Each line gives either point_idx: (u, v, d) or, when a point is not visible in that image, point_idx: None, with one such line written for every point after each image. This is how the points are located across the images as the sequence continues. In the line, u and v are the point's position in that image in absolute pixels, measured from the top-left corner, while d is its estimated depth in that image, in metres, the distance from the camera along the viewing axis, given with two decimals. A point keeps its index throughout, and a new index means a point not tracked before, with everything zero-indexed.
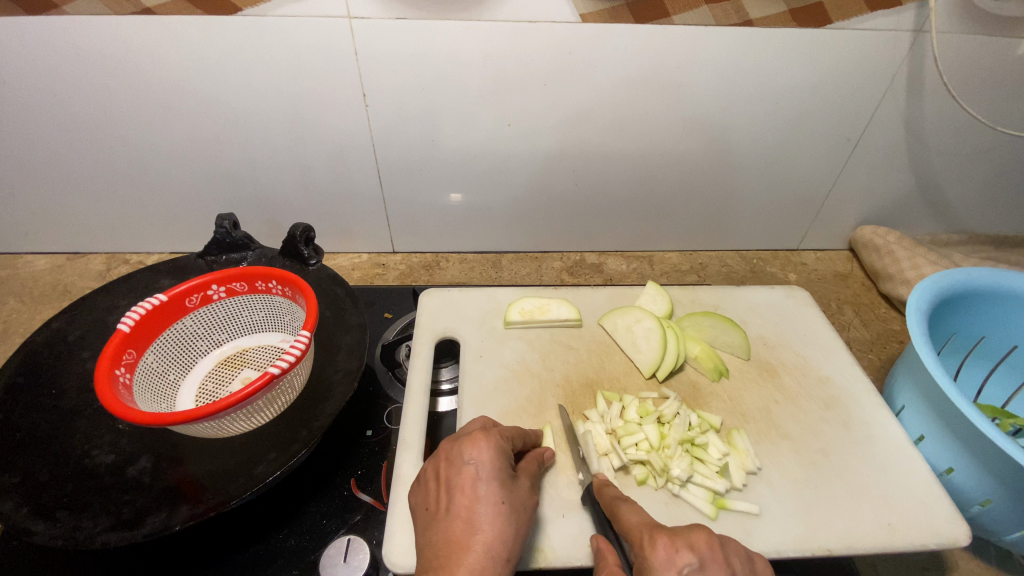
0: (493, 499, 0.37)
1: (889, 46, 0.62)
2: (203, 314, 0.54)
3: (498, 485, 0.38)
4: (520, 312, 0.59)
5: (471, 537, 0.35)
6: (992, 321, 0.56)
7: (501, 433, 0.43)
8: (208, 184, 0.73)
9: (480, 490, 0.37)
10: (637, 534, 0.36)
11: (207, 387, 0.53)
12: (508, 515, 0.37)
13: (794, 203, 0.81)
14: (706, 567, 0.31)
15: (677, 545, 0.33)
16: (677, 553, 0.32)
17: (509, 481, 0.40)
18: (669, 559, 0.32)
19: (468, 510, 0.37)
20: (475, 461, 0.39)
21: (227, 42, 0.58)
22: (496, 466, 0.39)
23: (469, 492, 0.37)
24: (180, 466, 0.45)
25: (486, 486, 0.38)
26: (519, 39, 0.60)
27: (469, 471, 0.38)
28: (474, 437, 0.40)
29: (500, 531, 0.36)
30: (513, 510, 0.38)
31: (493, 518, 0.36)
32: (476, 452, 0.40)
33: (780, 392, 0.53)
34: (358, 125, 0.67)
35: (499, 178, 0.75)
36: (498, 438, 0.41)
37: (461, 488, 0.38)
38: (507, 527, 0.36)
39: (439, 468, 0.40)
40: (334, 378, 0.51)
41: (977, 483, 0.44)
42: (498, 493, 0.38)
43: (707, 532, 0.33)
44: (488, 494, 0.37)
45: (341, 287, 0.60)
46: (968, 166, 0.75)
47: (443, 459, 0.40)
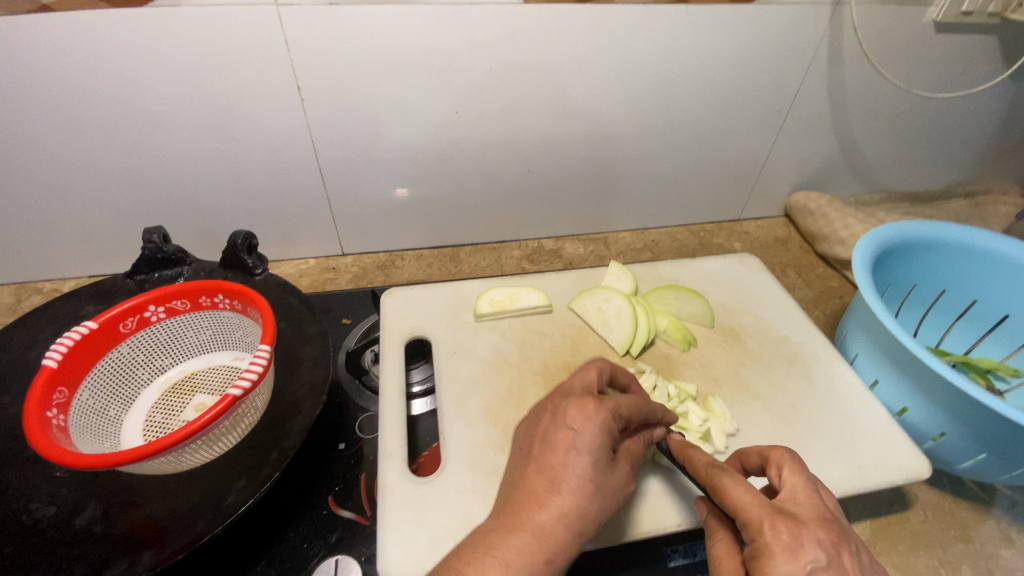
0: (582, 474, 0.37)
1: (812, 19, 0.66)
2: (142, 340, 0.49)
3: (592, 462, 0.37)
4: (490, 303, 0.58)
5: (550, 499, 0.36)
6: (924, 270, 0.61)
7: (615, 401, 0.40)
8: (126, 198, 0.66)
9: (569, 462, 0.37)
10: (752, 517, 0.30)
11: (155, 418, 0.47)
12: (594, 493, 0.36)
13: (737, 174, 0.84)
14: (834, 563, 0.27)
15: (800, 538, 0.29)
16: (801, 548, 0.28)
17: (609, 460, 0.38)
18: (791, 552, 0.28)
19: (554, 473, 0.37)
20: (579, 430, 0.38)
21: (141, 36, 0.53)
22: (597, 444, 0.37)
23: (562, 457, 0.37)
24: (135, 509, 0.40)
25: (579, 461, 0.37)
26: (462, 22, 0.59)
27: (566, 439, 0.38)
28: (587, 407, 0.38)
29: (578, 504, 0.36)
30: (602, 487, 0.37)
31: (576, 489, 0.36)
32: (580, 422, 0.38)
33: (746, 354, 0.55)
34: (295, 123, 0.63)
35: (450, 168, 0.73)
36: (610, 411, 0.39)
37: (555, 450, 0.38)
38: (587, 503, 0.36)
39: (544, 423, 0.40)
40: (300, 393, 0.48)
41: (931, 419, 0.48)
42: (589, 471, 0.37)
43: (828, 529, 0.29)
44: (580, 467, 0.37)
45: (294, 295, 0.56)
46: (883, 129, 0.82)
47: (550, 418, 0.40)
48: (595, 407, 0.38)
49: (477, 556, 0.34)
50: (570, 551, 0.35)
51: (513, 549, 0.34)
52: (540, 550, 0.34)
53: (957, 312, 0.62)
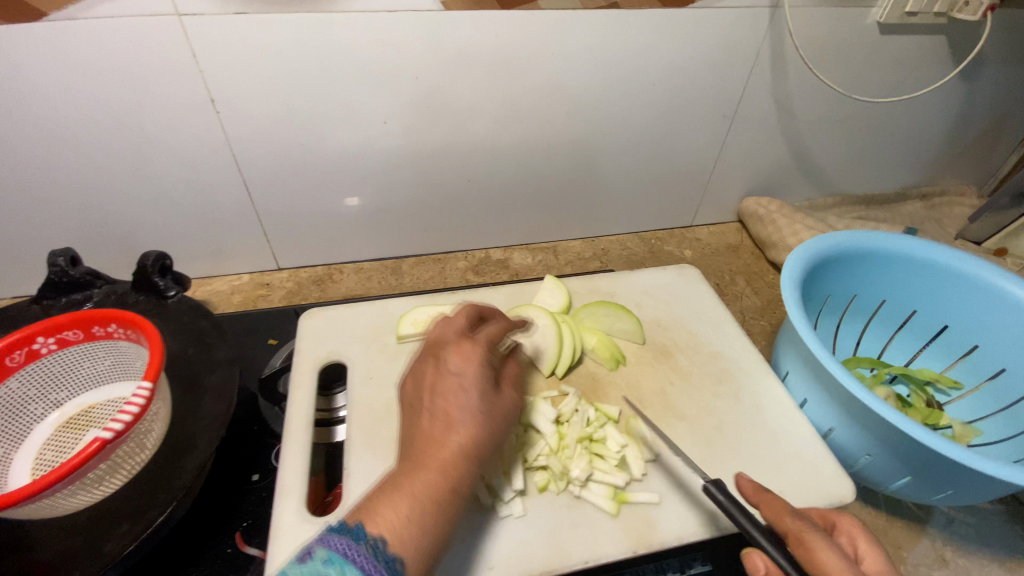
0: (471, 407, 0.39)
1: (751, 23, 0.64)
2: (31, 373, 0.46)
3: (477, 394, 0.39)
4: (413, 324, 0.56)
5: (446, 432, 0.37)
6: (863, 280, 0.59)
7: (488, 343, 0.44)
8: (38, 216, 0.63)
9: (459, 399, 0.39)
10: None
11: (46, 455, 0.45)
12: (485, 421, 0.39)
13: (686, 179, 0.82)
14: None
15: None
16: None
17: (491, 392, 0.41)
18: None
19: (446, 413, 0.38)
20: (458, 370, 0.41)
21: (33, 50, 0.50)
22: (478, 378, 0.40)
23: (450, 395, 0.39)
24: (25, 554, 0.39)
25: (466, 396, 0.39)
26: (381, 30, 0.56)
27: (451, 380, 0.40)
28: (462, 350, 0.42)
29: (474, 431, 0.38)
30: (491, 416, 0.39)
31: (469, 421, 0.38)
32: (461, 362, 0.41)
33: (676, 372, 0.53)
34: (213, 136, 0.60)
35: (385, 179, 0.71)
36: (484, 350, 0.42)
37: (443, 392, 0.40)
38: (481, 431, 0.38)
39: (428, 372, 0.42)
40: (199, 426, 0.45)
41: (857, 440, 0.47)
42: (476, 403, 0.39)
43: None
44: (467, 402, 0.39)
45: (205, 319, 0.54)
46: (833, 132, 0.80)
47: (433, 365, 0.42)
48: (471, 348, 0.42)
49: (385, 502, 0.34)
50: (471, 480, 0.37)
51: (418, 484, 0.35)
52: (444, 480, 0.35)
53: (897, 322, 0.61)
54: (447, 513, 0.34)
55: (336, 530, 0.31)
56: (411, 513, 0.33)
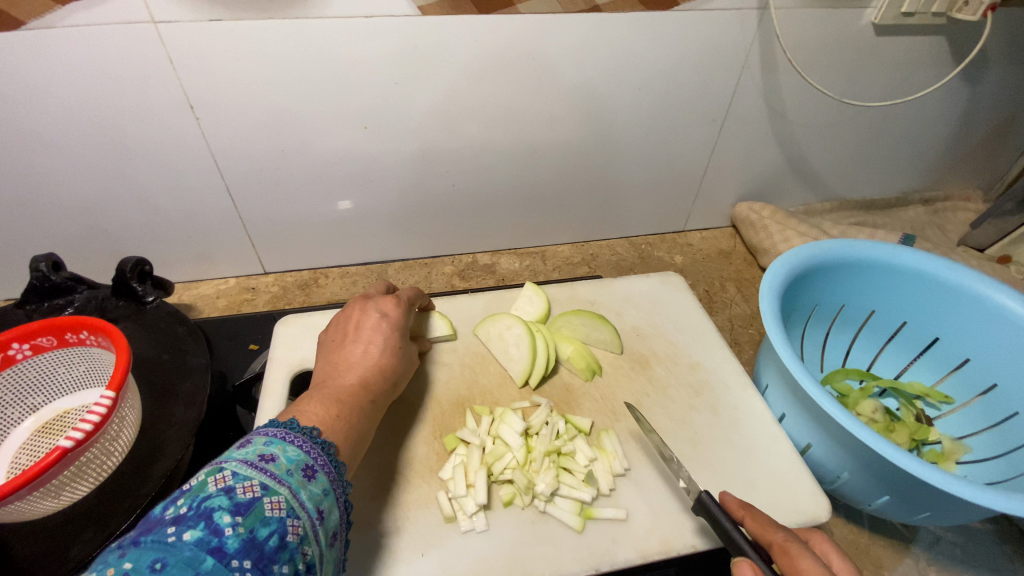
0: (392, 342, 0.46)
1: (738, 26, 0.63)
2: (7, 378, 0.47)
3: (397, 332, 0.47)
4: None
5: (366, 358, 0.44)
6: (851, 290, 0.58)
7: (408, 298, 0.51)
8: (25, 221, 0.64)
9: (382, 333, 0.46)
10: None
11: (21, 459, 0.46)
12: (400, 355, 0.46)
13: (677, 184, 0.81)
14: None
15: None
16: None
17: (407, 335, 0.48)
18: None
19: (368, 344, 0.45)
20: (382, 311, 0.48)
21: (10, 58, 0.50)
22: (399, 320, 0.48)
23: (372, 332, 0.46)
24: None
25: (388, 332, 0.46)
26: (358, 36, 0.55)
27: (376, 319, 0.46)
28: (388, 297, 0.49)
29: (390, 363, 0.45)
30: (405, 353, 0.47)
31: (387, 351, 0.45)
32: (387, 307, 0.48)
33: (652, 384, 0.52)
34: (193, 142, 0.61)
35: (368, 184, 0.71)
36: (405, 301, 0.50)
37: (367, 328, 0.46)
38: (397, 362, 0.45)
39: (353, 313, 0.47)
40: (168, 434, 0.45)
41: (834, 457, 0.46)
42: (395, 339, 0.46)
43: None
44: (389, 337, 0.46)
45: (182, 324, 0.54)
46: (828, 136, 0.79)
47: (357, 308, 0.48)
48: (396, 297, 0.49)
49: (312, 401, 0.39)
50: (384, 400, 0.43)
51: (342, 393, 0.40)
52: (364, 394, 0.41)
53: (887, 334, 0.60)
54: (366, 417, 0.40)
55: (274, 425, 0.34)
56: (335, 409, 0.39)
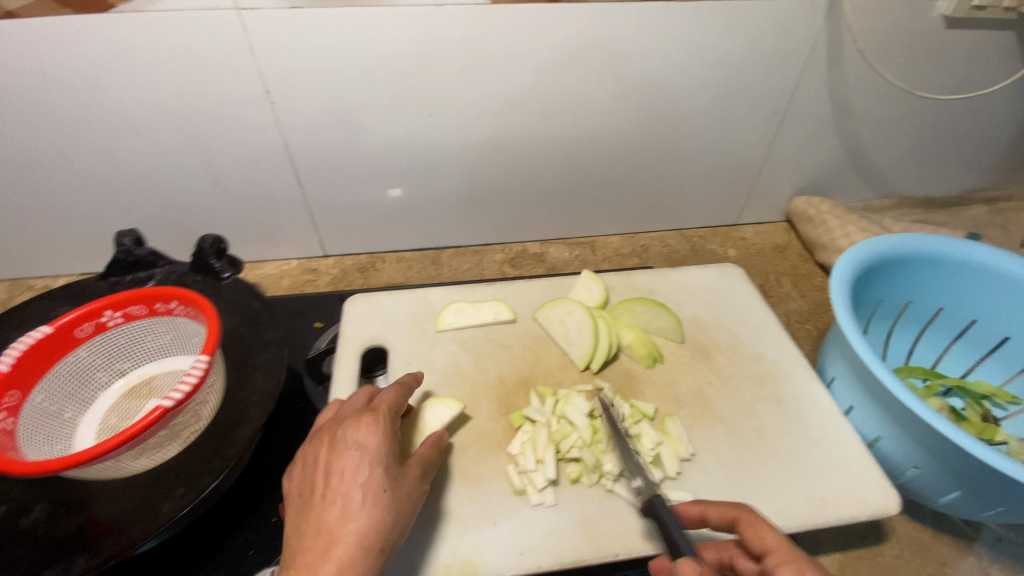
0: (374, 487, 0.36)
1: (807, 15, 0.62)
2: (100, 344, 0.49)
3: (381, 470, 0.37)
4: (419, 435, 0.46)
5: (342, 525, 0.34)
6: (919, 285, 0.57)
7: (392, 410, 0.41)
8: (109, 198, 0.68)
9: (360, 478, 0.36)
10: None
11: (109, 421, 0.48)
12: (389, 502, 0.36)
13: (731, 177, 0.80)
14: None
15: None
16: None
17: (396, 467, 0.38)
18: None
19: (344, 499, 0.35)
20: (358, 441, 0.38)
21: (106, 42, 0.53)
22: (382, 451, 0.38)
23: (348, 479, 0.36)
24: (85, 511, 0.42)
25: (368, 473, 0.36)
26: (429, 24, 0.57)
27: (351, 457, 0.37)
28: (362, 418, 0.39)
29: (377, 515, 0.35)
30: (396, 495, 0.37)
31: (369, 506, 0.35)
32: (362, 436, 0.38)
33: (714, 373, 0.52)
34: (266, 126, 0.63)
35: (428, 171, 0.72)
36: (388, 419, 0.40)
37: (341, 474, 0.36)
38: (384, 516, 0.35)
39: (321, 451, 0.38)
40: (250, 401, 0.48)
41: (904, 451, 0.45)
42: (379, 480, 0.36)
43: None
44: (369, 481, 0.36)
45: (257, 300, 0.56)
46: (892, 131, 0.77)
47: (326, 443, 0.39)
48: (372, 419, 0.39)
49: None
50: None
51: None
52: None
53: (954, 332, 0.58)
54: None
55: None
56: None
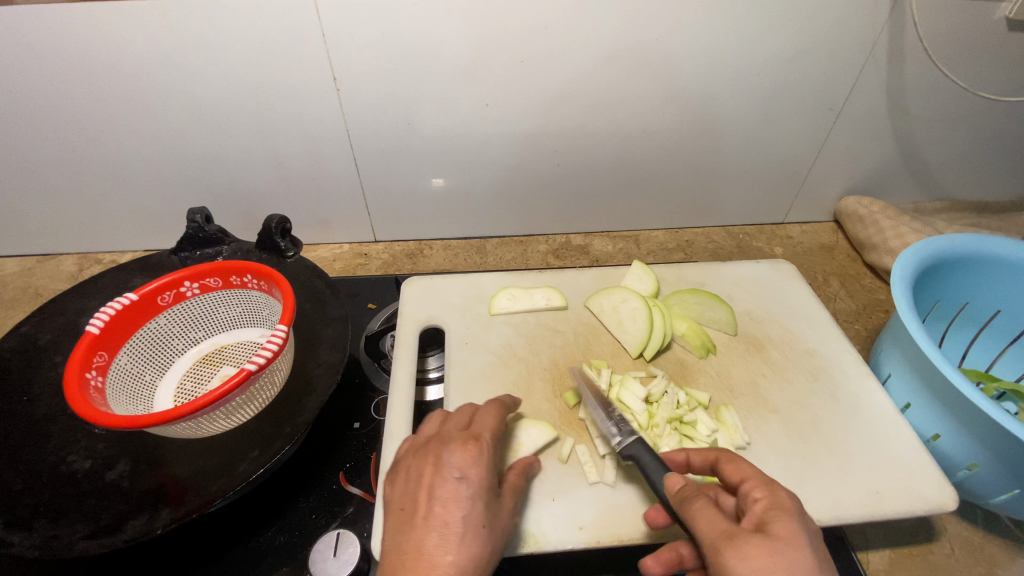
0: (474, 519, 0.35)
1: (870, 12, 0.61)
2: (177, 312, 0.52)
3: (482, 505, 0.36)
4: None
5: (441, 555, 0.33)
6: (977, 287, 0.56)
7: (493, 437, 0.40)
8: (179, 177, 0.71)
9: (463, 507, 0.35)
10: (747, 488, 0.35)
11: (185, 386, 0.51)
12: (485, 538, 0.35)
13: (780, 175, 0.80)
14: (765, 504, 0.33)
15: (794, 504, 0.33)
16: None
17: (493, 501, 0.37)
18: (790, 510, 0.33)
19: (445, 526, 0.34)
20: (463, 468, 0.37)
21: (186, 27, 0.56)
22: (485, 483, 0.37)
23: (451, 505, 0.35)
24: (161, 468, 0.44)
25: (470, 505, 0.35)
26: (493, 15, 0.58)
27: (455, 484, 0.36)
28: (468, 442, 0.38)
29: (475, 550, 0.34)
30: (492, 532, 0.36)
31: (469, 537, 0.34)
32: (466, 463, 0.37)
33: (768, 366, 0.52)
34: (329, 112, 0.65)
35: (479, 161, 0.74)
36: (490, 448, 0.39)
37: (444, 499, 0.35)
38: (482, 551, 0.34)
39: (426, 469, 0.37)
40: (317, 372, 0.50)
41: (963, 449, 0.45)
42: (479, 515, 0.35)
43: None
44: (471, 513, 0.35)
45: (321, 279, 0.59)
46: (949, 132, 0.75)
47: (430, 460, 0.37)
48: (478, 448, 0.37)
49: None
50: None
51: None
52: None
53: (1012, 336, 0.57)
54: None
55: None
56: None
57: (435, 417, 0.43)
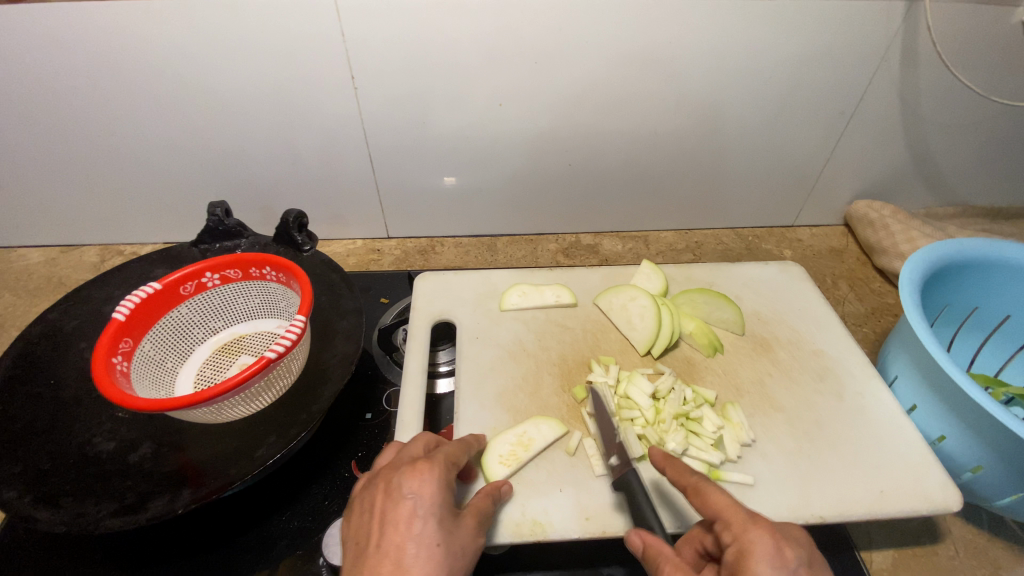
0: (429, 540, 0.34)
1: (883, 17, 0.61)
2: (198, 302, 0.54)
3: (436, 524, 0.35)
4: (501, 461, 0.46)
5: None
6: (986, 292, 0.56)
7: (447, 457, 0.39)
8: (200, 172, 0.73)
9: (413, 530, 0.34)
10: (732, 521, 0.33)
11: (205, 372, 0.52)
12: (443, 559, 0.33)
13: (790, 177, 0.80)
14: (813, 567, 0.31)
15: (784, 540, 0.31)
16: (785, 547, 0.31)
17: (451, 519, 0.36)
18: (779, 555, 0.30)
19: (397, 550, 0.33)
20: (414, 490, 0.36)
21: (210, 26, 0.57)
22: (438, 502, 0.35)
23: (403, 530, 0.34)
24: (181, 452, 0.45)
25: (423, 526, 0.34)
26: (508, 17, 0.59)
27: (406, 507, 0.35)
28: (419, 464, 0.37)
29: (432, 573, 0.32)
30: (451, 552, 0.34)
31: (425, 561, 0.33)
32: (417, 484, 0.36)
33: (775, 365, 0.53)
34: (346, 110, 0.67)
35: (492, 159, 0.75)
36: (444, 467, 0.38)
37: (395, 524, 0.34)
38: (439, 573, 0.33)
39: (376, 496, 0.36)
40: (332, 362, 0.51)
41: (969, 450, 0.45)
42: (434, 534, 0.34)
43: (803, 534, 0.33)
44: (423, 535, 0.34)
45: (336, 272, 0.60)
46: (963, 137, 0.75)
47: (381, 487, 0.37)
48: (428, 467, 0.37)
49: None
50: None
51: None
52: None
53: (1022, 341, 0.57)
54: None
55: None
56: None
57: (393, 447, 0.43)
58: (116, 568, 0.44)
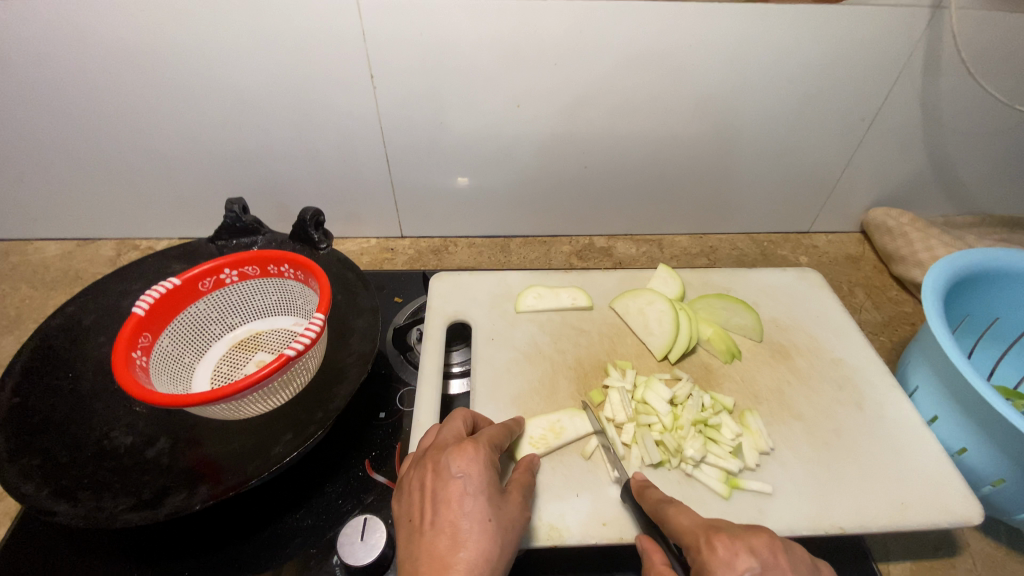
0: (480, 515, 0.35)
1: (906, 24, 0.61)
2: (216, 298, 0.54)
3: (485, 500, 0.36)
4: (530, 443, 0.47)
5: (453, 555, 0.33)
6: (1008, 303, 0.56)
7: (489, 441, 0.41)
8: (217, 169, 0.73)
9: (466, 507, 0.35)
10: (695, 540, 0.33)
11: (221, 369, 0.53)
12: (495, 532, 0.35)
13: (807, 183, 0.80)
14: (768, 569, 0.29)
15: (737, 548, 0.31)
16: (738, 556, 0.30)
17: (498, 497, 0.37)
18: (728, 562, 0.30)
19: (452, 526, 0.34)
20: (462, 470, 0.37)
21: (231, 23, 0.58)
22: (485, 480, 0.37)
23: (455, 507, 0.35)
24: (198, 448, 0.45)
25: (473, 502, 0.36)
26: (528, 18, 0.59)
27: (456, 485, 0.36)
28: (463, 445, 0.39)
29: (486, 545, 0.34)
30: (502, 526, 0.36)
31: (478, 534, 0.34)
32: (464, 463, 0.37)
33: (793, 373, 0.53)
34: (364, 109, 0.67)
35: (506, 161, 0.75)
36: (487, 449, 0.39)
37: (447, 501, 0.36)
38: (493, 545, 0.34)
39: (426, 477, 0.37)
40: (348, 361, 0.51)
41: (990, 463, 0.45)
42: (485, 510, 0.36)
43: (769, 535, 0.31)
44: (475, 511, 0.35)
45: (352, 271, 0.60)
46: (983, 146, 0.74)
47: (430, 468, 0.38)
48: (473, 448, 0.38)
49: None
50: None
51: None
52: None
53: None
54: None
55: None
56: None
57: (434, 428, 0.44)
58: (132, 563, 0.44)
